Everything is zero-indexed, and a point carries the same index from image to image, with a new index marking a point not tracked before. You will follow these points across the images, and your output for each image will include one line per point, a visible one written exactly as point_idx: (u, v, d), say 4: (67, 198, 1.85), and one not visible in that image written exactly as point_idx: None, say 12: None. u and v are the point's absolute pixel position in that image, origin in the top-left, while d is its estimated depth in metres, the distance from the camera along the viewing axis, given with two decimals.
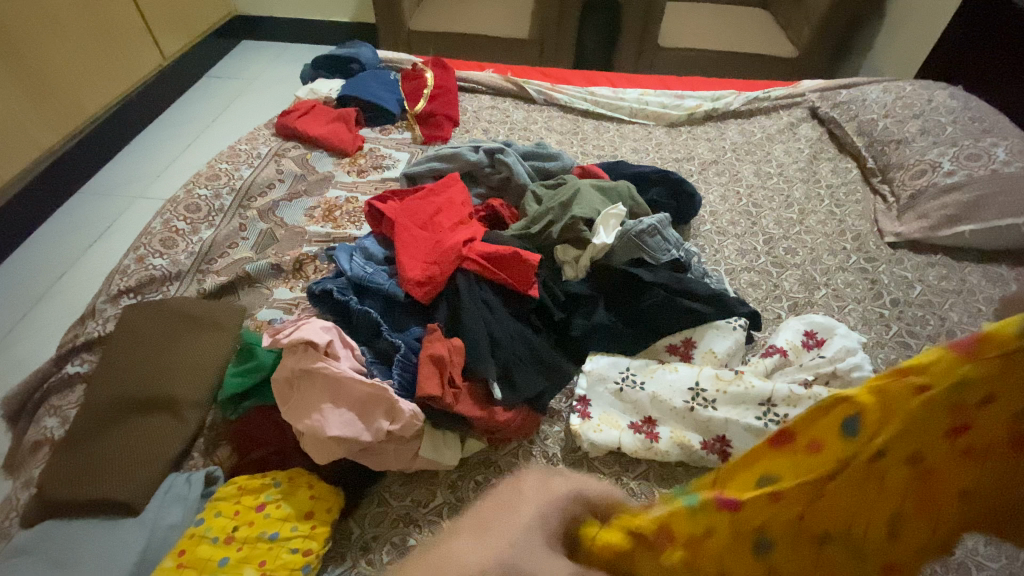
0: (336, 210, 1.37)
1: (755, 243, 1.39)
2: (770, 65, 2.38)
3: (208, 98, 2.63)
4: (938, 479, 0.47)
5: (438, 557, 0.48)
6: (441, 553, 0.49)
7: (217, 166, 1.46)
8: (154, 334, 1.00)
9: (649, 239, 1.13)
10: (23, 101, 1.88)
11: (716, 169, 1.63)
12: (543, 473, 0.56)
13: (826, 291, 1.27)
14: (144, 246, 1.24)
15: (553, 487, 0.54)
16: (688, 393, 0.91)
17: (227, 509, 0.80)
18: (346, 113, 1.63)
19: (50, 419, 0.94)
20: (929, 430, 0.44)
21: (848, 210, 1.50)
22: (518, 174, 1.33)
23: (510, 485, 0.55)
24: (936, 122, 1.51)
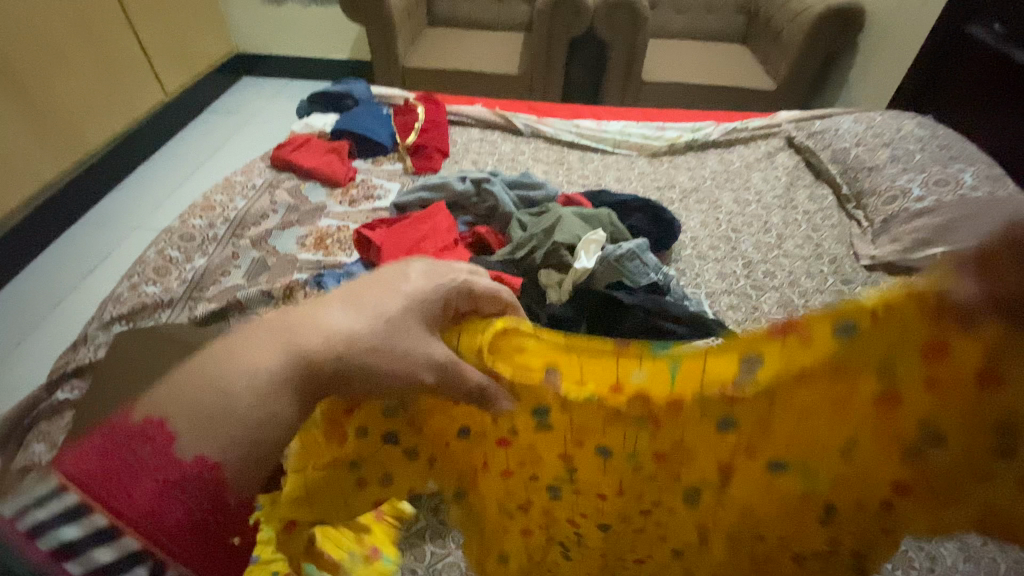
0: (327, 238, 1.41)
1: (734, 267, 1.44)
2: (750, 97, 2.48)
3: (207, 132, 2.72)
4: (874, 382, 0.64)
5: (303, 315, 0.53)
6: (308, 312, 0.54)
7: (213, 197, 1.51)
8: (143, 360, 1.02)
9: (628, 263, 1.17)
10: (26, 135, 1.94)
11: (697, 197, 1.69)
12: (428, 265, 0.63)
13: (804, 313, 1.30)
14: (139, 274, 1.28)
15: (432, 277, 0.61)
16: None
17: None
18: (339, 146, 1.69)
19: (38, 444, 0.96)
20: (902, 342, 0.60)
21: (824, 234, 1.55)
22: (503, 203, 1.38)
23: (396, 269, 0.61)
24: (905, 150, 1.57)
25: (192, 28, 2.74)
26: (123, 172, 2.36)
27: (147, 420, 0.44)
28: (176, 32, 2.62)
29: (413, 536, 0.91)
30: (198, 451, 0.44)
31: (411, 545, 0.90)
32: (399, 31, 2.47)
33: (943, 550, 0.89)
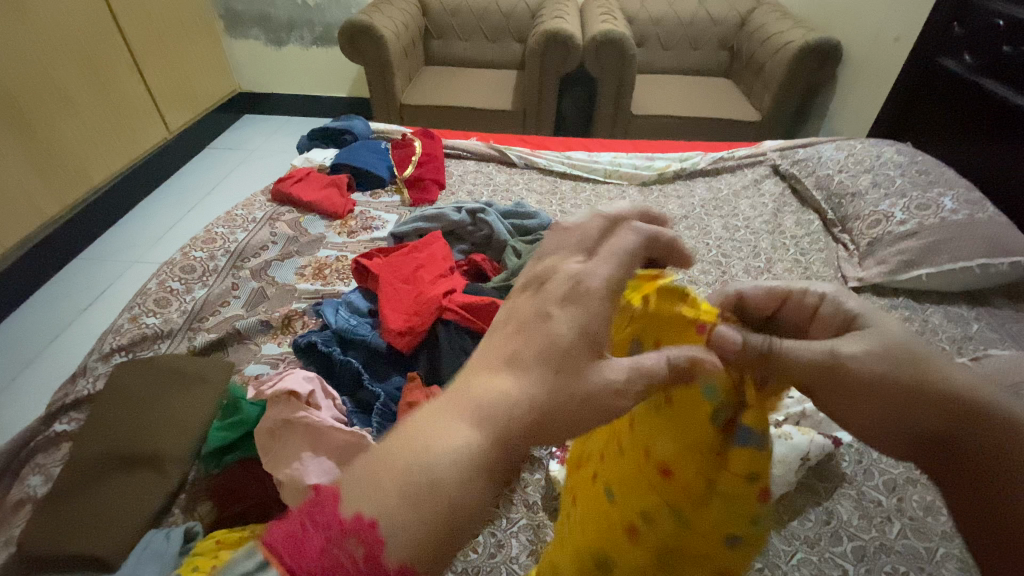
0: (326, 268, 1.44)
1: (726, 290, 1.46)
2: (737, 126, 2.57)
3: (209, 168, 2.78)
4: None
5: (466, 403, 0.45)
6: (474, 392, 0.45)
7: (214, 230, 1.55)
8: (142, 392, 1.03)
9: None
10: (30, 172, 1.99)
11: (686, 224, 1.73)
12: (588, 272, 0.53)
13: None
14: (139, 306, 1.30)
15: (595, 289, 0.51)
16: None
17: (204, 563, 0.78)
18: (338, 179, 1.74)
19: (34, 477, 0.96)
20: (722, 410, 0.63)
21: (812, 257, 1.58)
22: (499, 232, 1.41)
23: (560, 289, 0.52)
24: (885, 176, 1.63)
25: (194, 68, 2.84)
26: (125, 207, 2.41)
27: (354, 516, 0.39)
28: (178, 73, 2.72)
29: None
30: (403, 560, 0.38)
31: None
32: (397, 70, 2.56)
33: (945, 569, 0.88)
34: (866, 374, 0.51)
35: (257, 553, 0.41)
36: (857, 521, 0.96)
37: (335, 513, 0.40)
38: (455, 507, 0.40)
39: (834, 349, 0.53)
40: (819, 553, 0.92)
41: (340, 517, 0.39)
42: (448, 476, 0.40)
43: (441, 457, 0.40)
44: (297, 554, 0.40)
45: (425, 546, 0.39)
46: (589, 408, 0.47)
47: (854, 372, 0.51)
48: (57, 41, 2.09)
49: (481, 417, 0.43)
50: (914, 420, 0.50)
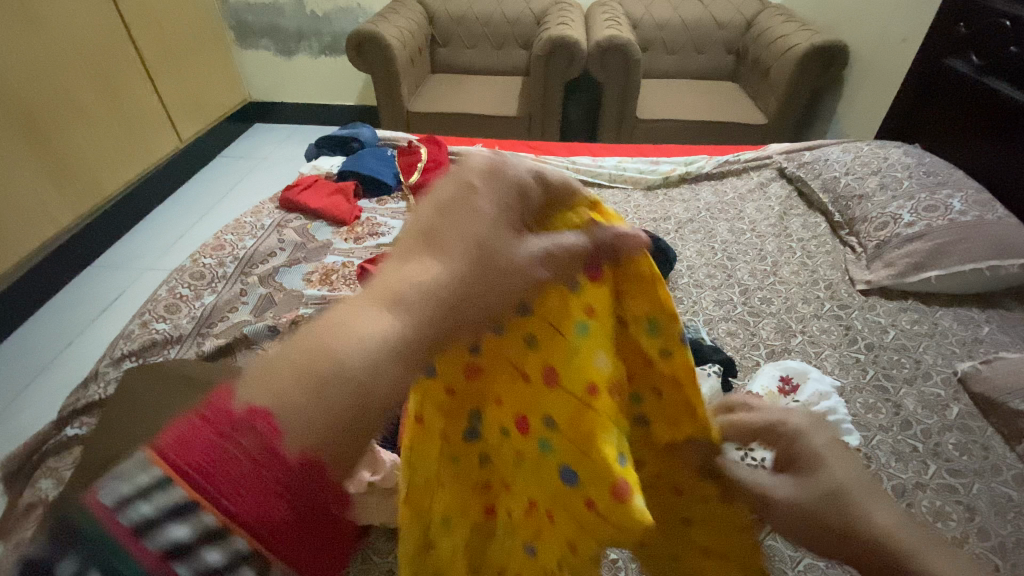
0: (333, 274, 1.45)
1: (731, 293, 1.45)
2: (742, 130, 2.57)
3: (219, 177, 2.82)
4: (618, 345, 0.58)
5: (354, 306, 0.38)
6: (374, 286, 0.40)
7: (224, 237, 1.58)
8: (152, 396, 1.05)
9: None
10: (45, 181, 2.03)
11: (691, 228, 1.73)
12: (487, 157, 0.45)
13: (802, 338, 1.31)
14: (149, 312, 1.32)
15: (496, 173, 0.45)
16: None
17: None
18: (345, 186, 1.76)
19: (46, 480, 0.98)
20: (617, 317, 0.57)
21: (819, 260, 1.57)
22: None
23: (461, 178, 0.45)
24: (892, 177, 1.62)
25: (205, 79, 2.89)
26: (137, 216, 2.45)
27: (247, 409, 0.32)
28: (190, 84, 2.77)
29: None
30: (327, 450, 0.33)
31: None
32: (403, 78, 2.60)
33: None
34: (798, 517, 0.51)
35: (139, 459, 0.31)
36: None
37: (224, 406, 0.32)
38: (360, 392, 0.35)
39: (765, 492, 0.54)
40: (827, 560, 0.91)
41: (234, 410, 0.32)
42: (350, 353, 0.35)
43: (354, 351, 0.36)
44: (189, 459, 0.31)
45: (335, 430, 0.34)
46: (501, 292, 0.42)
47: (784, 516, 0.52)
48: (71, 56, 2.14)
49: (395, 306, 0.38)
50: (845, 552, 0.50)
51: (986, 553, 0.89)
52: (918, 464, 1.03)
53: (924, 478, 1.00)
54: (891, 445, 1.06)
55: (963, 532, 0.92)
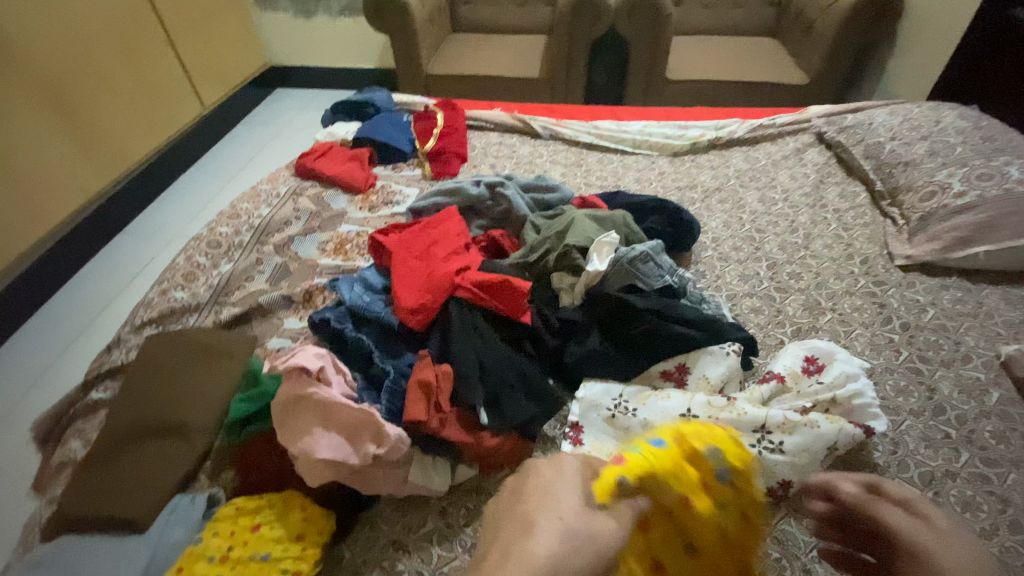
0: (347, 243, 1.46)
1: (758, 268, 1.41)
2: (781, 91, 2.40)
3: (241, 144, 2.83)
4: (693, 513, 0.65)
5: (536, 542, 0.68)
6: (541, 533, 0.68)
7: (240, 205, 1.58)
8: (173, 365, 1.09)
9: (641, 265, 1.20)
10: (77, 154, 2.08)
11: (719, 197, 1.66)
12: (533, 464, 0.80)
13: (831, 316, 1.26)
14: (168, 280, 1.34)
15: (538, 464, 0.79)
16: (613, 401, 1.03)
17: (224, 529, 0.83)
18: (359, 153, 1.74)
19: (73, 441, 1.00)
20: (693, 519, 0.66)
21: (855, 233, 1.48)
22: (518, 207, 1.40)
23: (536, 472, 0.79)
24: (944, 143, 1.49)
25: (224, 44, 2.84)
26: (163, 183, 2.49)
27: None
28: (212, 48, 2.75)
29: (421, 539, 0.90)
30: None
31: (419, 549, 0.89)
32: (422, 40, 2.51)
33: None
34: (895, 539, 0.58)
35: None
36: None
37: None
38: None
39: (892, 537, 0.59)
40: None
41: None
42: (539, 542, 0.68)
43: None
44: None
45: None
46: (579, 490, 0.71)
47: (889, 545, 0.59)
48: (94, 24, 2.13)
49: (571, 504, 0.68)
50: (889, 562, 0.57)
51: (1016, 546, 0.85)
52: (950, 451, 0.98)
53: (955, 467, 0.96)
54: (921, 430, 1.02)
55: (992, 524, 0.88)
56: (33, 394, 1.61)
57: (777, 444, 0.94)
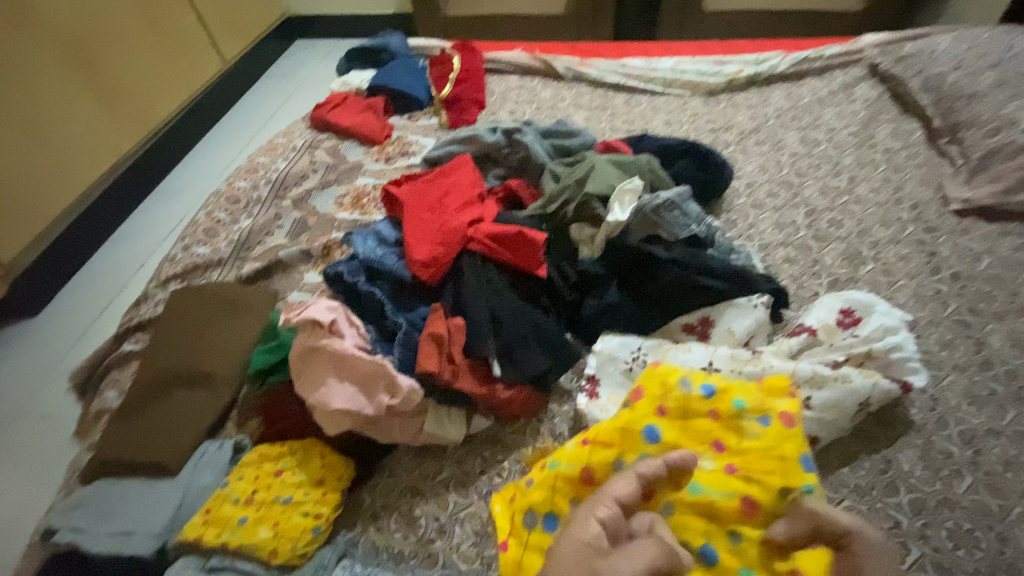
0: (364, 197, 1.43)
1: (795, 215, 1.31)
2: (833, 20, 2.17)
3: (260, 98, 2.80)
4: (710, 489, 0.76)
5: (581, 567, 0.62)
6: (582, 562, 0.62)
7: (257, 160, 1.57)
8: (197, 318, 1.12)
9: (665, 213, 1.14)
10: (103, 112, 2.08)
11: (756, 139, 1.54)
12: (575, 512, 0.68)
13: (873, 266, 1.17)
14: (190, 236, 1.36)
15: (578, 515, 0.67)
16: (632, 354, 1.00)
17: (249, 474, 0.87)
18: (374, 103, 1.69)
19: (110, 391, 1.05)
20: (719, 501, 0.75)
21: (906, 176, 1.35)
22: (537, 154, 1.34)
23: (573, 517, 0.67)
24: (1018, 71, 1.32)
25: None
26: (189, 141, 2.49)
27: None
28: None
29: (438, 485, 0.92)
30: None
31: (436, 495, 0.91)
32: None
33: (1019, 532, 0.79)
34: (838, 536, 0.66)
35: None
36: (920, 473, 0.87)
37: None
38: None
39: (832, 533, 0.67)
40: (870, 503, 0.85)
41: None
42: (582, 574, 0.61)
43: None
44: None
45: None
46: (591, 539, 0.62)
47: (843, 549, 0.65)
48: None
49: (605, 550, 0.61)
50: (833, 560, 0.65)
51: None
52: (995, 409, 0.92)
53: (999, 425, 0.90)
54: (964, 387, 0.95)
55: None
56: (79, 349, 1.70)
57: (804, 399, 0.90)
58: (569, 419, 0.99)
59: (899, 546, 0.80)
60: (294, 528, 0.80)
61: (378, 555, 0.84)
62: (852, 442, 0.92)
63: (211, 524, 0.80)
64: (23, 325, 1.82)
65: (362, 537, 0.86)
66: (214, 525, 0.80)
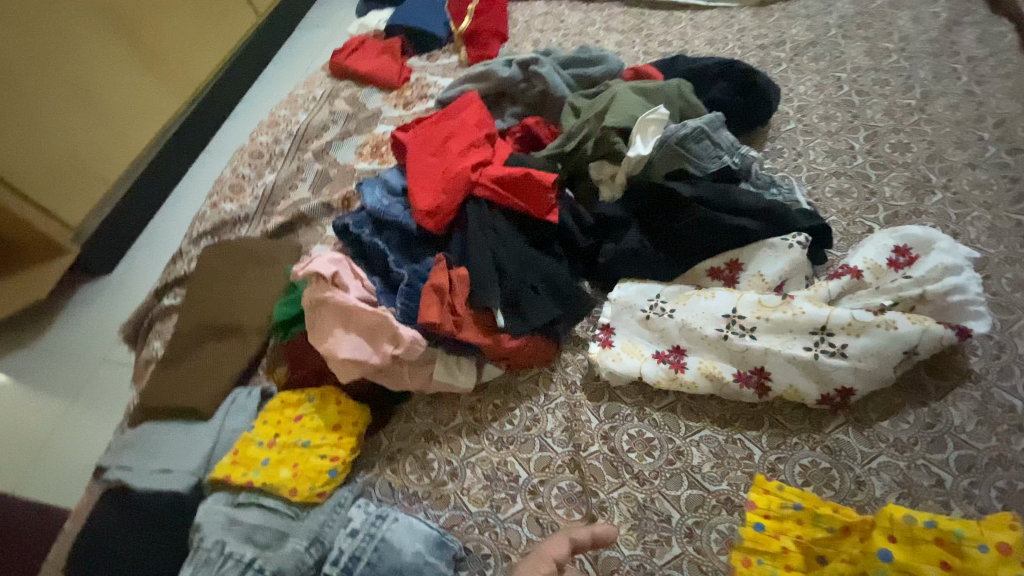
0: (382, 145, 1.41)
1: (852, 140, 1.15)
2: None
3: (295, 36, 2.57)
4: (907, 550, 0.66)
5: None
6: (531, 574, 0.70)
7: (279, 113, 1.57)
8: (225, 273, 1.17)
9: (693, 145, 1.03)
10: (143, 71, 1.84)
11: (813, 53, 1.34)
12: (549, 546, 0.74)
13: (942, 196, 1.01)
14: (219, 193, 1.41)
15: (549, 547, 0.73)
16: (649, 302, 0.95)
17: (272, 419, 0.92)
18: (391, 44, 1.62)
19: (155, 341, 1.14)
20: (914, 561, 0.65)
21: (994, 87, 1.14)
22: (555, 86, 1.24)
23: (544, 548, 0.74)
24: None
25: None
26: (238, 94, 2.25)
27: None
28: None
29: (450, 431, 0.94)
30: None
31: (448, 440, 0.93)
32: None
33: None
34: None
35: None
36: (972, 428, 0.78)
37: None
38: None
39: None
40: (909, 459, 0.78)
41: None
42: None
43: None
44: None
45: None
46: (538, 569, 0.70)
47: None
48: None
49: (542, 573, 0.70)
50: None
51: None
52: None
53: None
54: None
55: None
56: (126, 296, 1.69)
57: (838, 348, 0.81)
58: (582, 369, 0.96)
59: (936, 505, 0.73)
60: (312, 469, 0.85)
61: (394, 495, 0.88)
62: (896, 394, 0.83)
63: (239, 464, 0.87)
64: (86, 288, 1.73)
65: (378, 478, 0.90)
66: (242, 464, 0.86)
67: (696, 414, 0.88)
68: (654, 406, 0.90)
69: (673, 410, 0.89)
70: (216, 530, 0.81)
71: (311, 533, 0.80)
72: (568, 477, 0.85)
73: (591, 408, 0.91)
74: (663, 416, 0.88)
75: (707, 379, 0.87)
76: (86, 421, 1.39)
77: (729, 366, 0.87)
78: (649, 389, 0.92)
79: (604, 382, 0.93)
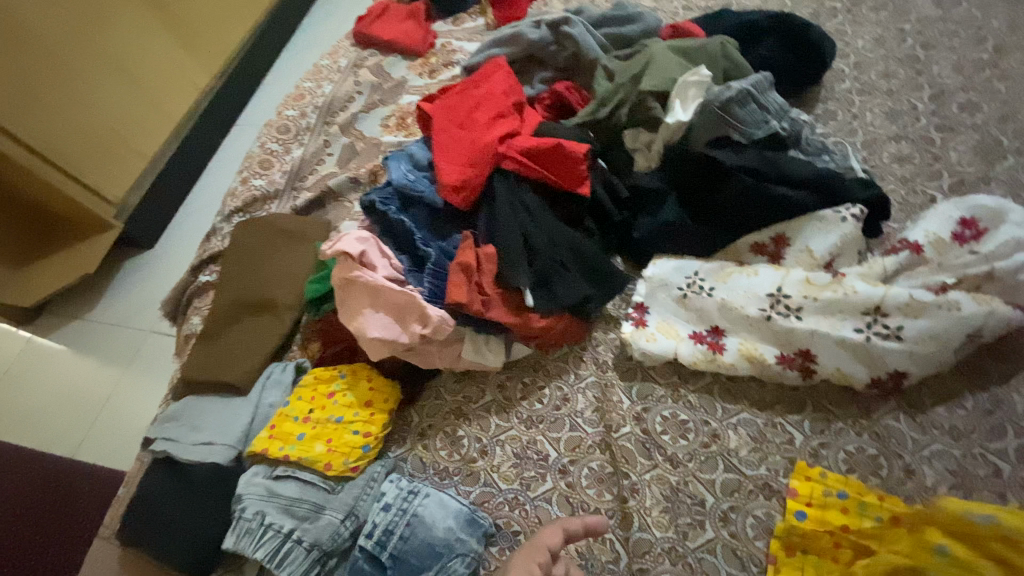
0: (407, 117, 1.37)
1: (915, 100, 1.05)
2: None
3: (319, 1, 2.50)
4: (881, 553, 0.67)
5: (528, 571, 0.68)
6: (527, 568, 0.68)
7: (304, 86, 1.54)
8: (257, 249, 1.18)
9: (737, 110, 0.96)
10: (173, 43, 1.82)
11: (873, 3, 1.22)
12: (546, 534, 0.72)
13: (1016, 161, 0.92)
14: (248, 169, 1.41)
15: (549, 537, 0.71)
16: (685, 280, 0.90)
17: (306, 395, 0.94)
18: (415, 9, 1.56)
19: (194, 317, 1.17)
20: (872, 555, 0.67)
21: None
22: (588, 48, 1.16)
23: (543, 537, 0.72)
24: None
25: None
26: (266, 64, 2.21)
27: None
28: None
29: (480, 409, 0.93)
30: None
31: (478, 417, 0.93)
32: None
33: None
34: None
35: None
36: None
37: None
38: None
39: None
40: (965, 448, 0.73)
41: None
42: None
43: None
44: None
45: None
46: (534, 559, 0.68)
47: None
48: None
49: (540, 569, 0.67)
50: None
51: None
52: None
53: None
54: None
55: None
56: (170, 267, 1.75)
57: (893, 331, 0.76)
58: (614, 348, 0.93)
59: (993, 496, 0.69)
60: (346, 445, 0.86)
61: (425, 471, 0.89)
62: (954, 378, 0.77)
63: (276, 438, 0.89)
64: (130, 262, 1.79)
65: (410, 453, 0.91)
66: (279, 439, 0.89)
67: (734, 395, 0.84)
68: (689, 387, 0.87)
69: (709, 391, 0.86)
70: (257, 501, 0.83)
71: (346, 506, 0.82)
72: (598, 458, 0.84)
73: (623, 388, 0.89)
74: (698, 398, 0.85)
75: (747, 361, 0.83)
76: (137, 388, 1.46)
77: (770, 347, 0.83)
78: (684, 370, 0.89)
79: (636, 362, 0.91)
